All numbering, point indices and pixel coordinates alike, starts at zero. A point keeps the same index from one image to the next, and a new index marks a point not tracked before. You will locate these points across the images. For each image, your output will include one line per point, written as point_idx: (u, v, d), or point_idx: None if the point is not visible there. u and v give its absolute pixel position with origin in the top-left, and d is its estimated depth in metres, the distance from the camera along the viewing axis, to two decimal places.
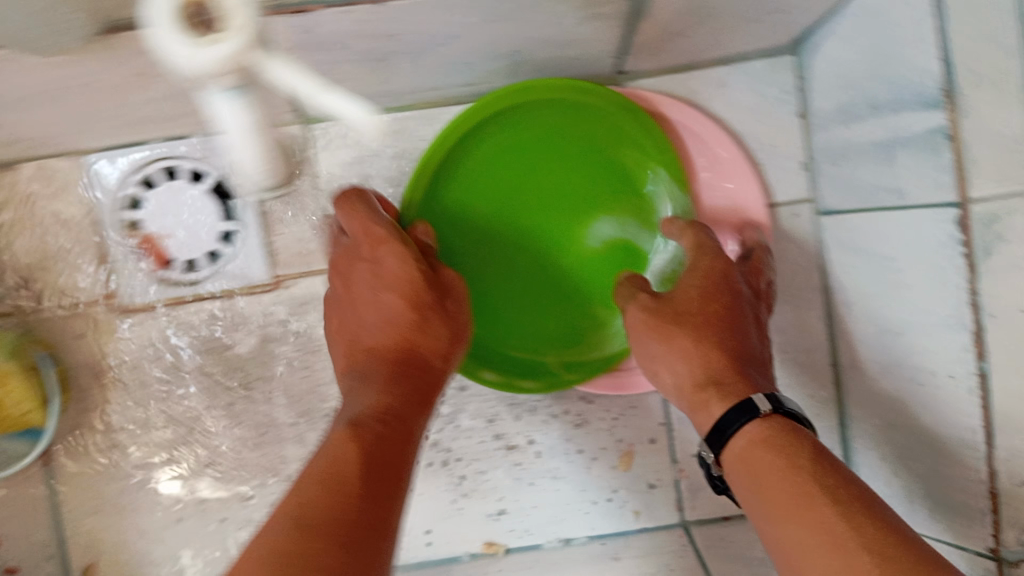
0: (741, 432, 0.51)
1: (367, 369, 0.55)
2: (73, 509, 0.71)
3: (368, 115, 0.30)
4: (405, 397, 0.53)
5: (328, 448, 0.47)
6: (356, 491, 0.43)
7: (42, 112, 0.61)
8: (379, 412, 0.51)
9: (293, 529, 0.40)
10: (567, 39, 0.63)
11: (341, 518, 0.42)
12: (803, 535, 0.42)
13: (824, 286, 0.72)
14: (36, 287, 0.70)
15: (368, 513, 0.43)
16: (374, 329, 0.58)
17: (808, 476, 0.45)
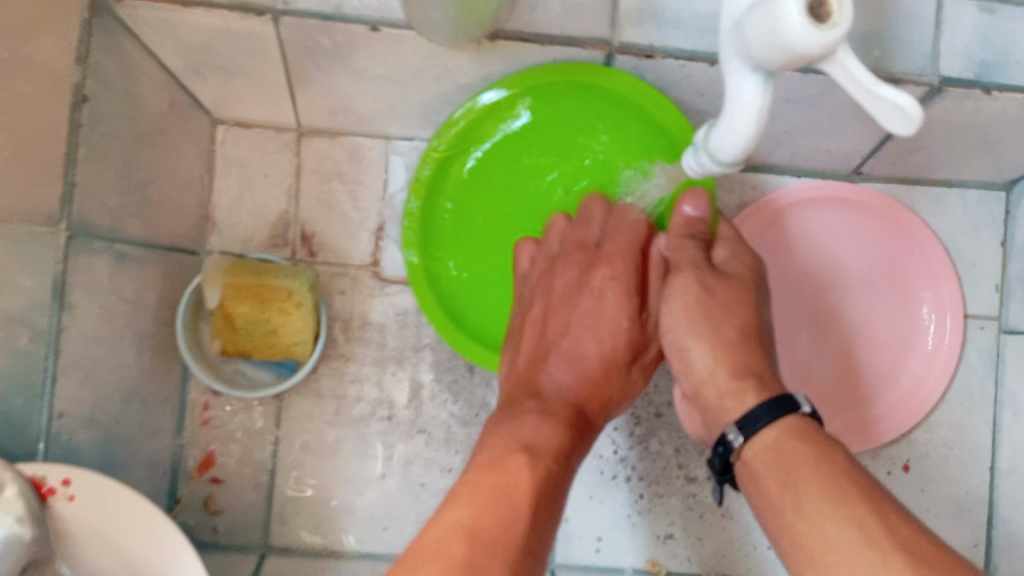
0: (766, 431, 0.56)
1: (549, 405, 0.64)
2: (291, 444, 0.79)
3: (921, 106, 0.37)
4: (568, 434, 0.61)
5: (508, 462, 0.55)
6: (518, 498, 0.52)
7: (379, 90, 0.71)
8: (555, 445, 0.59)
9: (475, 545, 0.48)
10: (835, 129, 0.72)
11: (494, 516, 0.50)
12: (829, 516, 0.49)
13: (995, 397, 0.82)
14: (315, 242, 0.80)
15: (523, 548, 0.50)
16: (559, 352, 0.70)
17: (840, 473, 0.51)
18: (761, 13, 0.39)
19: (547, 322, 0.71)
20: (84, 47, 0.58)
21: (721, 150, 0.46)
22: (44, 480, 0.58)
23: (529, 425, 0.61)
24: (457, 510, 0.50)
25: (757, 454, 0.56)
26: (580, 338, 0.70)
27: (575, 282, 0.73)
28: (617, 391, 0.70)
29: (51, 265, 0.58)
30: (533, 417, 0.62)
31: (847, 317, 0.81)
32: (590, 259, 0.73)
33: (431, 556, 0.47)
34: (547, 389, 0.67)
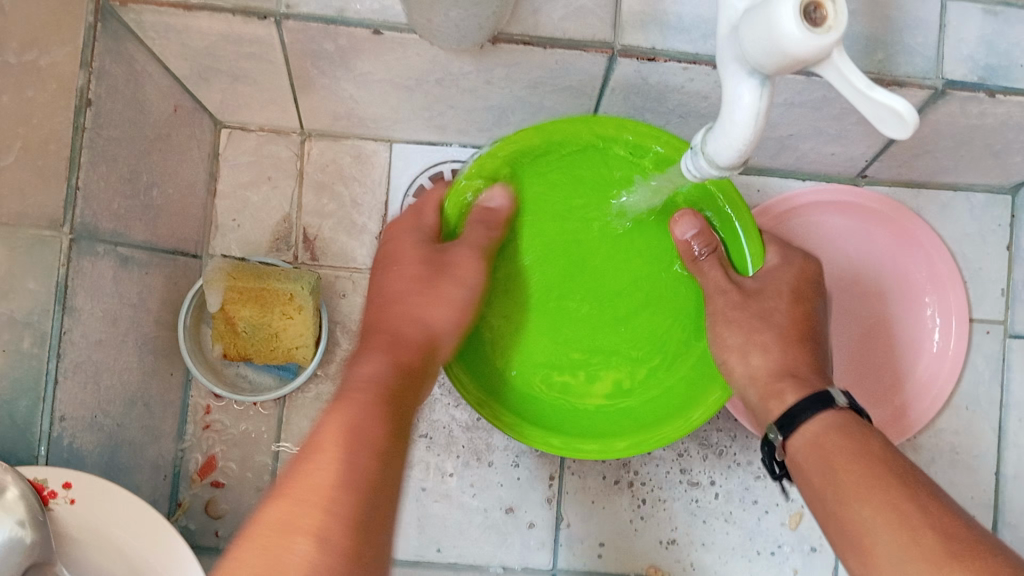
0: (834, 414, 0.57)
1: (394, 346, 0.58)
2: (293, 448, 0.79)
3: (913, 108, 0.36)
4: (395, 363, 0.57)
5: (339, 410, 0.51)
6: (359, 451, 0.48)
7: (383, 94, 0.71)
8: (366, 374, 0.55)
9: (347, 473, 0.47)
10: (839, 133, 0.72)
11: (336, 479, 0.46)
12: (864, 504, 0.51)
13: (1001, 401, 0.81)
14: (317, 246, 0.80)
15: (391, 456, 0.50)
16: (400, 297, 0.62)
17: (880, 461, 0.53)
18: (757, 19, 0.39)
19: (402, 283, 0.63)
20: (88, 52, 0.58)
21: (719, 156, 0.45)
22: (45, 483, 0.58)
23: (383, 371, 0.56)
24: (341, 423, 0.50)
25: (808, 437, 0.57)
26: (420, 310, 0.61)
27: (419, 264, 0.63)
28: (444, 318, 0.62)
29: (54, 268, 0.57)
30: (351, 360, 0.57)
31: (848, 329, 0.80)
32: (425, 252, 0.63)
33: (297, 505, 0.45)
34: (392, 329, 0.60)
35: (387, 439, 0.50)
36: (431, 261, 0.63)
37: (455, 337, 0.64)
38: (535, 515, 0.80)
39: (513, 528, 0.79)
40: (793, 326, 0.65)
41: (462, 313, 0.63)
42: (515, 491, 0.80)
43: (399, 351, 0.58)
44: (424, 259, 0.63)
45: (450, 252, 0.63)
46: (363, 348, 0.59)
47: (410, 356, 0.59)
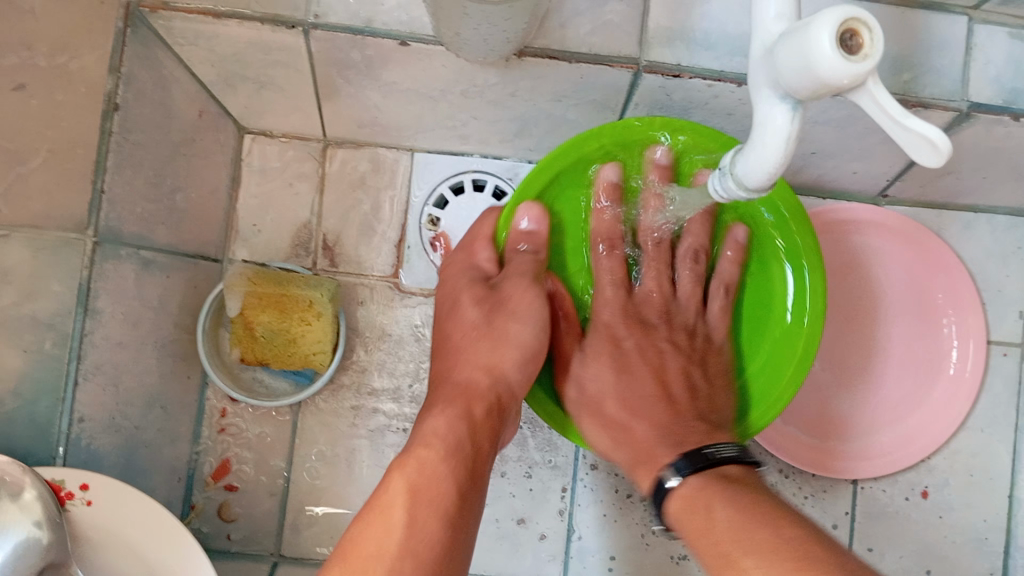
0: (688, 480, 0.56)
1: (468, 399, 0.61)
2: (308, 453, 0.79)
3: (948, 139, 0.37)
4: (463, 415, 0.60)
5: (403, 464, 0.55)
6: (420, 514, 0.52)
7: (407, 103, 0.71)
8: (433, 430, 0.57)
9: (412, 529, 0.51)
10: (862, 153, 0.72)
11: (392, 542, 0.50)
12: (742, 550, 0.48)
13: (1016, 424, 0.81)
14: (336, 252, 0.80)
15: (458, 512, 0.54)
16: (472, 354, 0.65)
17: (744, 515, 0.50)
18: (793, 43, 0.39)
19: (478, 335, 0.66)
20: (117, 57, 0.59)
21: (750, 177, 0.45)
22: (62, 485, 0.58)
23: (452, 423, 0.58)
24: (412, 478, 0.53)
25: (686, 495, 0.56)
26: (485, 358, 0.65)
27: (478, 314, 0.67)
28: (517, 371, 0.65)
29: (78, 270, 0.58)
30: (422, 414, 0.60)
31: (864, 351, 0.80)
32: (489, 304, 0.67)
33: (364, 564, 0.49)
34: (463, 382, 0.63)
35: (452, 493, 0.54)
36: (487, 300, 0.68)
37: (527, 382, 0.66)
38: (547, 527, 0.80)
39: (524, 539, 0.79)
40: (660, 400, 0.67)
41: (530, 354, 0.66)
42: (528, 502, 0.80)
43: (469, 400, 0.61)
44: (485, 312, 0.67)
45: (500, 287, 0.68)
46: (434, 400, 0.62)
47: (479, 405, 0.61)
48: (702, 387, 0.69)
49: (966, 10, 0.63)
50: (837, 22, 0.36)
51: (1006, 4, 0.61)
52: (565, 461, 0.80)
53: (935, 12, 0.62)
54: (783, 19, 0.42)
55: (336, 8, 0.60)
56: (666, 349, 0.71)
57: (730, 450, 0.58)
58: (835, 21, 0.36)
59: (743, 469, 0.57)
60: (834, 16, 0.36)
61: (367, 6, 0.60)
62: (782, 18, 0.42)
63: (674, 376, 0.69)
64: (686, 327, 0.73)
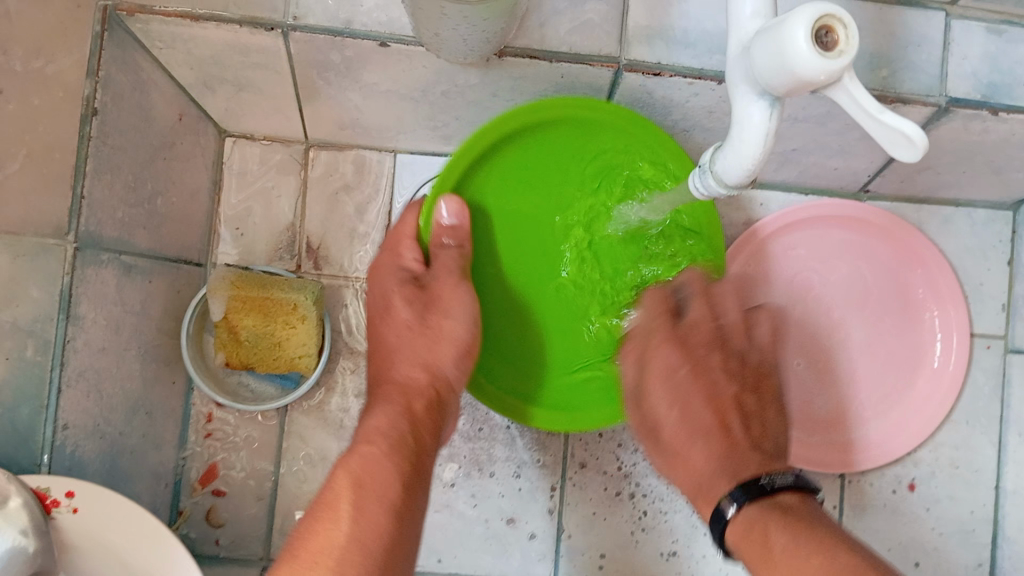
0: (744, 510, 0.54)
1: (407, 397, 0.62)
2: (295, 457, 0.79)
3: (924, 135, 0.37)
4: (401, 411, 0.61)
5: (346, 460, 0.55)
6: (367, 503, 0.52)
7: (388, 105, 0.71)
8: (374, 427, 0.58)
9: (359, 522, 0.50)
10: (842, 149, 0.72)
11: (341, 534, 0.50)
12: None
13: (1000, 416, 0.81)
14: (320, 255, 0.80)
15: (405, 504, 0.54)
16: (408, 355, 0.66)
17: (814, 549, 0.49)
18: (768, 40, 0.39)
19: (413, 335, 0.67)
20: (95, 60, 0.58)
21: (728, 175, 0.45)
22: (48, 492, 0.58)
23: (391, 420, 0.59)
24: (354, 474, 0.53)
25: (741, 528, 0.54)
26: (423, 354, 0.66)
27: (410, 314, 0.67)
28: (453, 366, 0.66)
29: (59, 276, 0.58)
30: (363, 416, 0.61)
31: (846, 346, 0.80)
32: (418, 310, 0.67)
33: (315, 557, 0.48)
34: (401, 381, 0.64)
35: (395, 484, 0.54)
36: (417, 300, 0.67)
37: (463, 377, 0.67)
38: (536, 526, 0.80)
39: (513, 539, 0.79)
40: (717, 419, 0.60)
41: (462, 350, 0.67)
42: (517, 502, 0.80)
43: (405, 400, 0.62)
44: (416, 312, 0.67)
45: (431, 287, 0.67)
46: (374, 402, 0.62)
47: (416, 402, 0.62)
48: (756, 412, 0.61)
49: (942, 6, 0.63)
50: (812, 19, 0.36)
51: None
52: (553, 461, 0.80)
53: (913, 8, 0.63)
54: (759, 17, 0.42)
55: (314, 9, 0.60)
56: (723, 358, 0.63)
57: (785, 478, 0.55)
58: (809, 18, 0.37)
59: (796, 500, 0.54)
60: (808, 13, 0.37)
61: (345, 7, 0.60)
62: (756, 17, 0.42)
63: (731, 401, 0.61)
64: (737, 352, 0.64)
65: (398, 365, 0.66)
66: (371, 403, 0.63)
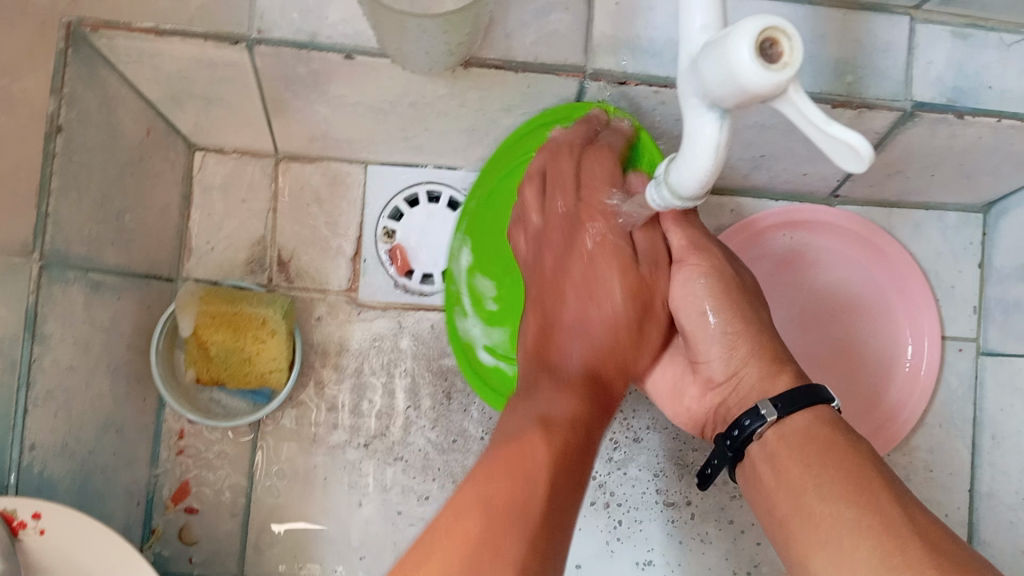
0: (794, 416, 0.55)
1: (567, 374, 0.58)
2: (269, 473, 0.78)
3: (871, 146, 0.37)
4: (597, 381, 0.59)
5: (533, 385, 0.58)
6: (552, 445, 0.50)
7: (357, 117, 0.71)
8: (567, 321, 0.62)
9: (532, 474, 0.48)
10: (810, 155, 0.72)
11: (536, 454, 0.49)
12: (807, 483, 0.52)
13: (974, 419, 0.82)
14: (291, 268, 0.80)
15: (578, 463, 0.52)
16: (571, 309, 0.62)
17: (833, 465, 0.51)
18: (716, 53, 0.39)
19: (553, 292, 0.63)
20: (59, 77, 0.58)
21: (684, 187, 0.45)
22: (14, 515, 0.57)
23: (580, 338, 0.61)
24: (554, 408, 0.54)
25: (769, 445, 0.56)
26: (585, 304, 0.61)
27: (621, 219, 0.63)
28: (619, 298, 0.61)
29: (25, 295, 0.57)
30: (547, 391, 0.56)
31: (821, 355, 0.81)
32: (633, 253, 0.62)
33: (524, 458, 0.48)
34: (561, 362, 0.60)
35: (578, 454, 0.52)
36: (603, 250, 0.62)
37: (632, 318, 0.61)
38: None
39: None
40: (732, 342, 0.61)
41: (603, 309, 0.61)
42: None
43: (586, 330, 0.61)
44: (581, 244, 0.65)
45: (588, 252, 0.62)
46: (534, 273, 0.65)
47: (607, 289, 0.61)
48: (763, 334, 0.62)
49: (907, 11, 0.63)
50: (756, 32, 0.36)
51: (945, 4, 0.62)
52: None
53: (879, 13, 0.63)
54: (708, 30, 0.43)
55: (279, 23, 0.59)
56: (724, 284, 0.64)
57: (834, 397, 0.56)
58: (754, 32, 0.37)
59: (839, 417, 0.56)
60: (753, 27, 0.37)
61: (310, 21, 0.60)
62: (706, 30, 0.43)
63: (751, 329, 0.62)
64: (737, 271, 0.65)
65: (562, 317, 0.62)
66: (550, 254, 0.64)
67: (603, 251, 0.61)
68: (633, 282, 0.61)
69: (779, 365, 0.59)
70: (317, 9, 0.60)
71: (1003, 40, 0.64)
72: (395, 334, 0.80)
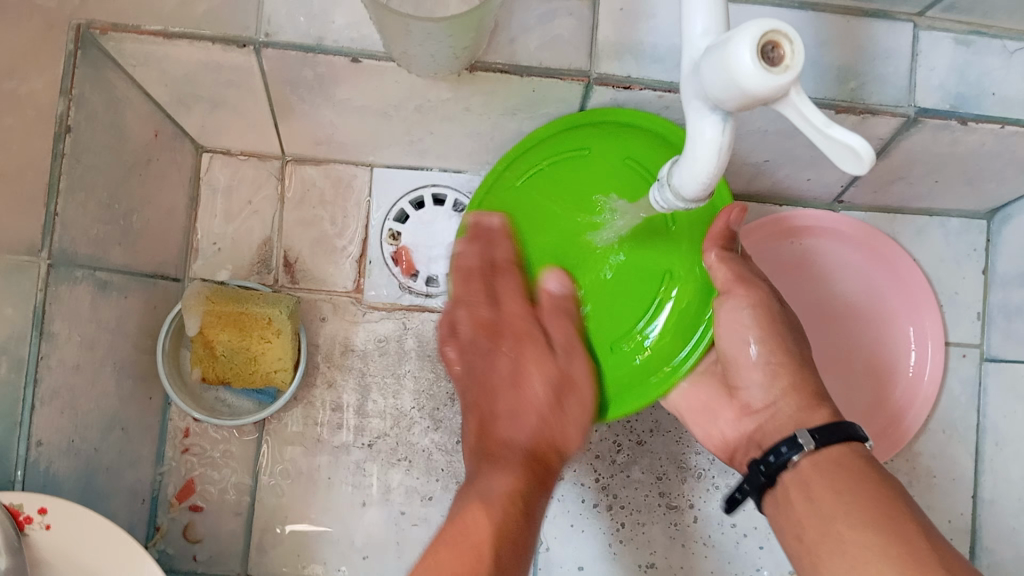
0: (832, 445, 0.57)
1: (506, 456, 0.62)
2: (273, 473, 0.79)
3: (871, 148, 0.37)
4: (532, 458, 0.63)
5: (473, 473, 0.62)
6: (486, 523, 0.55)
7: (363, 120, 0.71)
8: (494, 411, 0.66)
9: (477, 551, 0.52)
10: (814, 161, 0.72)
11: (473, 539, 0.53)
12: (838, 511, 0.53)
13: (978, 425, 0.82)
14: (297, 270, 0.81)
15: (517, 537, 0.56)
16: (500, 402, 0.66)
17: (866, 495, 0.53)
18: (717, 57, 0.39)
19: (489, 386, 0.67)
20: (68, 79, 0.59)
21: (686, 188, 0.46)
22: (20, 509, 0.58)
23: (520, 425, 0.65)
24: (493, 488, 0.58)
25: (802, 473, 0.57)
26: (516, 388, 0.66)
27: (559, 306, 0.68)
28: (538, 371, 0.66)
29: (33, 294, 0.58)
30: (484, 476, 0.61)
31: (838, 356, 0.81)
32: (543, 330, 0.67)
33: (456, 547, 0.53)
34: (501, 446, 0.63)
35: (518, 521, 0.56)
36: (527, 325, 0.68)
37: (561, 390, 0.65)
38: None
39: None
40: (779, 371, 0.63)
41: (530, 392, 0.66)
42: None
43: (519, 411, 0.65)
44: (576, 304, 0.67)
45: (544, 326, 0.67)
46: (466, 361, 0.70)
47: (531, 383, 0.66)
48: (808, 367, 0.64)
49: (911, 17, 0.63)
50: (756, 36, 0.37)
51: (948, 10, 0.62)
52: None
53: (881, 20, 0.63)
54: (711, 34, 0.43)
55: (285, 27, 0.60)
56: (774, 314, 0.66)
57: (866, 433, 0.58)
58: (755, 36, 0.37)
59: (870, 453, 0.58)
60: (753, 31, 0.37)
61: (316, 25, 0.60)
62: (709, 33, 0.43)
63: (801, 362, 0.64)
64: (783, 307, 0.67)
65: (494, 406, 0.66)
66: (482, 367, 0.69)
67: (524, 338, 0.67)
68: (551, 372, 0.66)
69: (818, 401, 0.61)
70: (323, 12, 0.60)
71: (1006, 47, 0.64)
72: (400, 336, 0.81)
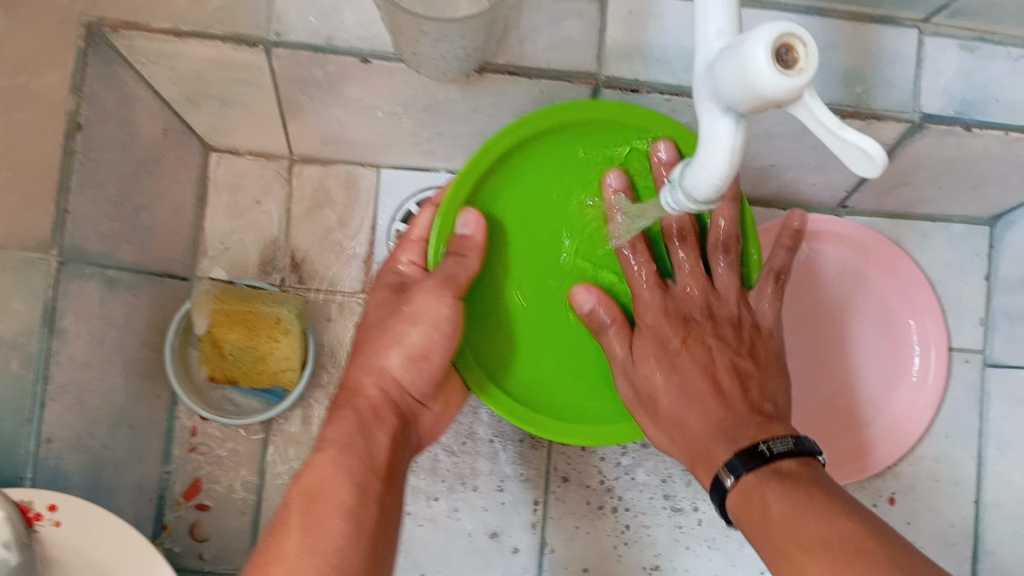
0: (744, 479, 0.52)
1: (358, 428, 0.57)
2: (279, 470, 0.79)
3: (885, 152, 0.37)
4: (393, 423, 0.60)
5: (313, 461, 0.54)
6: (342, 491, 0.52)
7: (371, 121, 0.72)
8: (336, 443, 0.55)
9: (312, 533, 0.49)
10: (819, 165, 0.73)
11: (326, 530, 0.49)
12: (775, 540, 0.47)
13: (980, 430, 0.82)
14: (304, 269, 0.81)
15: (359, 500, 0.52)
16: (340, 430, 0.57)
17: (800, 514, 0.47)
18: (731, 60, 0.40)
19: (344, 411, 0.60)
20: (80, 76, 0.59)
21: (699, 190, 0.46)
22: (29, 505, 0.58)
23: (349, 427, 0.57)
24: (331, 474, 0.53)
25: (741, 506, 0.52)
26: (359, 404, 0.60)
27: (666, 381, 0.60)
28: (383, 413, 0.60)
29: (43, 290, 0.58)
30: (331, 454, 0.54)
31: (829, 361, 0.81)
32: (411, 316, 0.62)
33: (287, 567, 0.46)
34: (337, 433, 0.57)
35: (350, 488, 0.52)
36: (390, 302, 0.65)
37: (421, 386, 0.64)
38: (519, 541, 0.80)
39: (496, 553, 0.80)
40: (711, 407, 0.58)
41: (384, 433, 0.59)
42: (500, 515, 0.81)
43: (357, 426, 0.57)
44: (742, 341, 0.62)
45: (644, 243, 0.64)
46: (324, 436, 0.57)
47: (374, 417, 0.59)
48: (754, 375, 0.60)
49: (916, 23, 0.64)
50: (772, 40, 0.37)
51: (953, 16, 0.62)
52: (536, 474, 0.81)
53: (887, 25, 0.64)
54: (725, 37, 0.43)
55: (297, 27, 0.60)
56: (706, 419, 0.57)
57: (785, 445, 0.52)
58: (770, 39, 0.37)
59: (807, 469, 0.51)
60: (769, 33, 0.37)
61: (327, 24, 0.61)
62: (722, 36, 0.43)
63: (723, 372, 0.60)
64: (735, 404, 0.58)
65: (325, 432, 0.57)
66: (339, 424, 0.58)
67: (384, 401, 0.61)
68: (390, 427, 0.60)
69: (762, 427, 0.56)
70: (334, 12, 0.61)
71: (1010, 53, 0.65)
72: None
